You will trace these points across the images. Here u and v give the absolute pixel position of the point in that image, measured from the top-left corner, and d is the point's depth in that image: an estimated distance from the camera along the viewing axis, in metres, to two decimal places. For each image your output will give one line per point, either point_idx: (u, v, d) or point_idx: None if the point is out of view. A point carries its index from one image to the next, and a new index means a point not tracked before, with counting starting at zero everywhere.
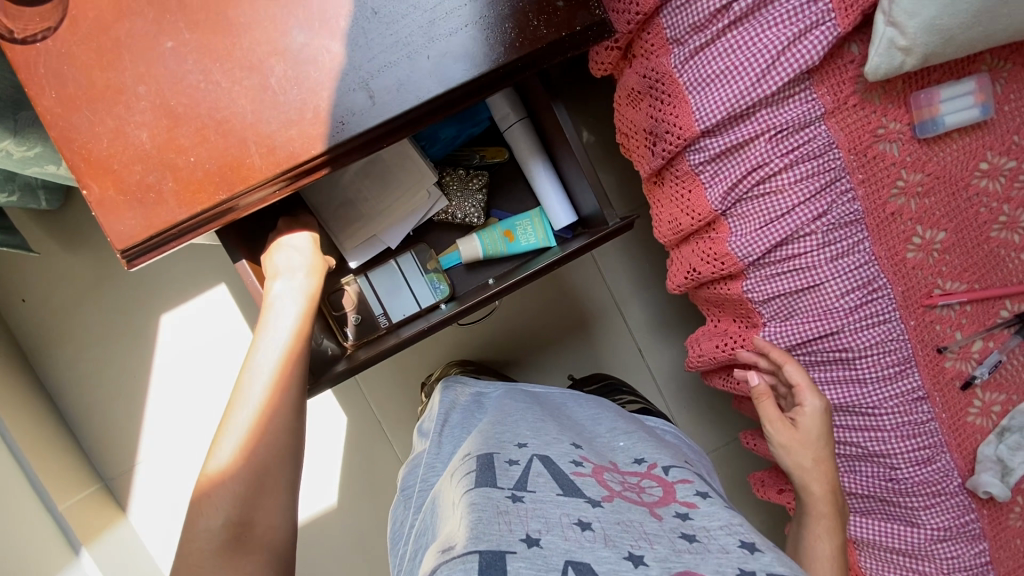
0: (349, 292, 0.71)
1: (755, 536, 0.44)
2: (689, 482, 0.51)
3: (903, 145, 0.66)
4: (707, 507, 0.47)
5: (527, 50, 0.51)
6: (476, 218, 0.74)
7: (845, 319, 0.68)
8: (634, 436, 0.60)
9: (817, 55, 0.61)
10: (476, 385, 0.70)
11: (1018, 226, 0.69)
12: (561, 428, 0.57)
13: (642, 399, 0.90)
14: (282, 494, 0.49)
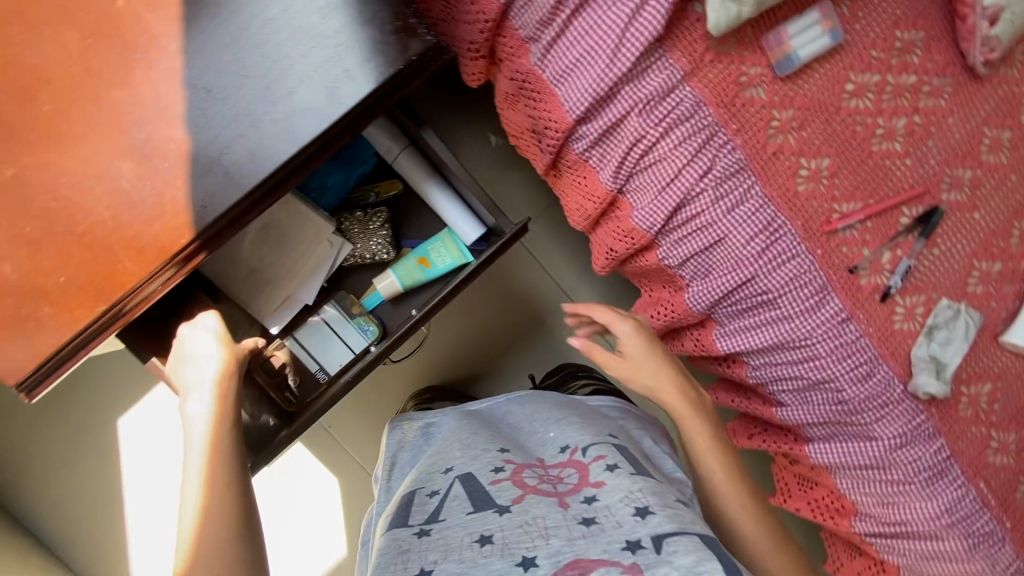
0: (280, 358, 0.70)
1: (652, 497, 0.51)
2: (604, 457, 0.57)
3: (768, 87, 0.67)
4: (613, 479, 0.53)
5: (367, 89, 0.51)
6: (385, 254, 0.75)
7: (757, 264, 0.70)
8: (564, 421, 0.65)
9: (660, 22, 0.61)
10: (424, 417, 0.71)
11: (896, 135, 0.72)
12: (489, 437, 0.63)
13: (597, 379, 0.94)
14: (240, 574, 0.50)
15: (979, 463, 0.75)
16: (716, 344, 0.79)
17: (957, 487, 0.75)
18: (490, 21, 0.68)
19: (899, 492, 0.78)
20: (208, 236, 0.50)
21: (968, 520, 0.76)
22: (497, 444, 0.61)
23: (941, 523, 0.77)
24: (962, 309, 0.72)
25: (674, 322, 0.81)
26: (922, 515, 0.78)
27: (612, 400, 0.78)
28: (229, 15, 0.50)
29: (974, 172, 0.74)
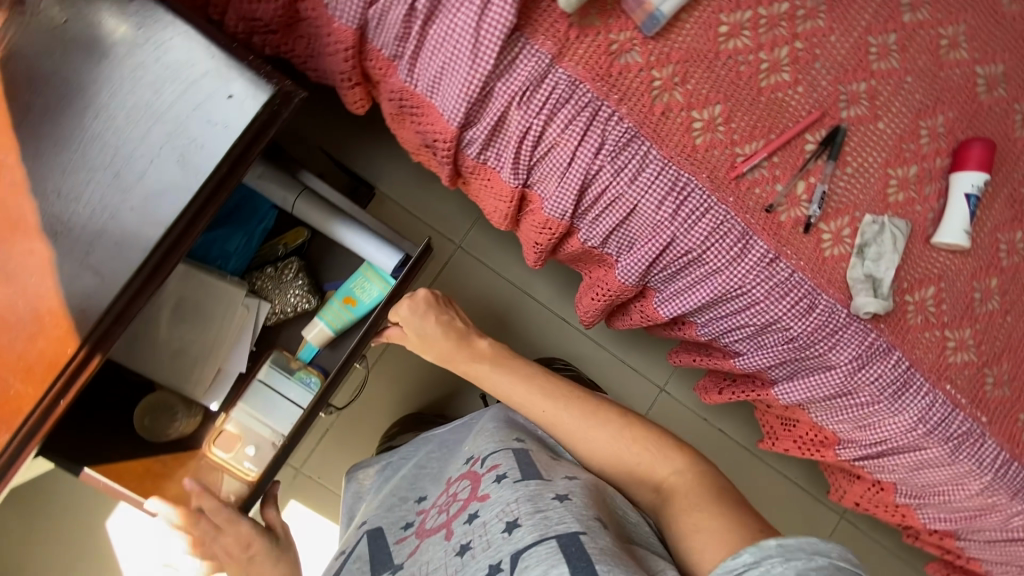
0: (230, 430, 0.71)
1: (523, 506, 0.60)
2: (496, 467, 0.66)
3: (641, 50, 0.66)
4: (499, 494, 0.62)
5: (222, 153, 0.50)
6: (305, 302, 0.75)
7: (673, 225, 0.70)
8: (478, 437, 0.75)
9: (511, 10, 0.59)
10: (375, 464, 0.82)
11: (782, 66, 0.70)
12: (411, 482, 0.75)
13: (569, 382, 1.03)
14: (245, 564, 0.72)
15: (942, 366, 0.75)
16: (659, 312, 0.80)
17: (924, 395, 0.75)
18: (350, 48, 0.67)
19: (869, 413, 0.78)
20: (96, 337, 0.49)
21: (943, 425, 0.76)
22: (415, 493, 0.73)
23: (917, 434, 0.77)
24: (886, 222, 0.72)
25: (613, 299, 0.82)
26: (898, 430, 0.77)
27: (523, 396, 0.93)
28: (62, 114, 0.49)
29: (869, 84, 0.73)
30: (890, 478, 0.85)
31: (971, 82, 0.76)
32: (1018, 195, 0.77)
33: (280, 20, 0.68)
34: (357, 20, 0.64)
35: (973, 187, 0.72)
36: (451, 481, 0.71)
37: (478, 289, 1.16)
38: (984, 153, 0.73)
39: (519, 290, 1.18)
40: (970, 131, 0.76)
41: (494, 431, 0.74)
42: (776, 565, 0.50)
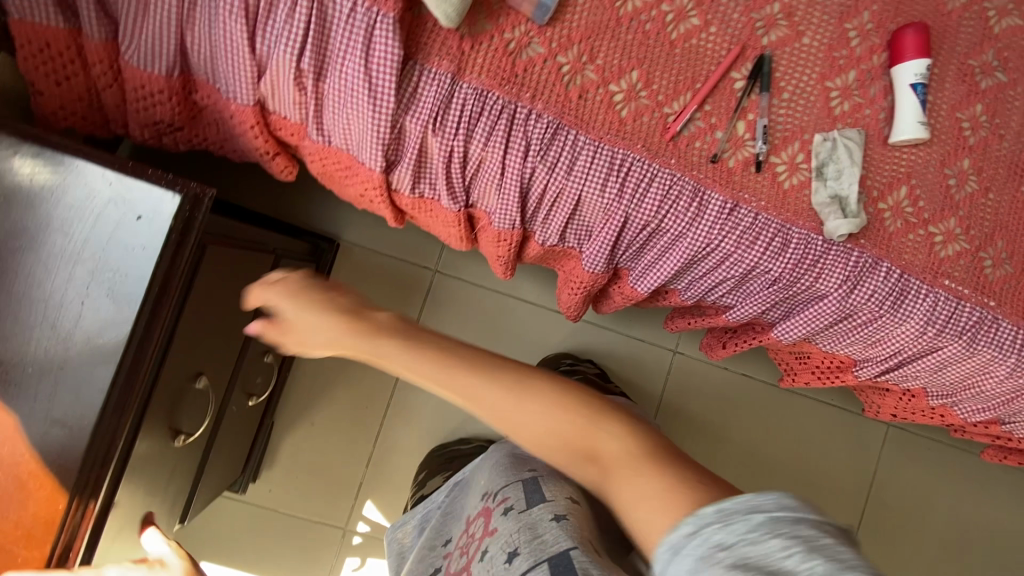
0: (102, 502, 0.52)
1: (523, 535, 0.60)
2: (505, 501, 0.67)
3: (540, 41, 0.64)
4: (503, 526, 0.63)
5: (148, 276, 0.50)
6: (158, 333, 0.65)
7: (623, 204, 0.68)
8: (495, 471, 0.74)
9: (396, 44, 0.58)
10: (412, 522, 0.84)
11: (688, 12, 0.68)
12: (440, 530, 0.76)
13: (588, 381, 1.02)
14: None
15: (936, 263, 0.72)
16: (637, 289, 0.78)
17: (925, 297, 0.72)
18: (255, 123, 0.67)
19: (876, 330, 0.75)
20: (83, 487, 0.50)
21: (953, 320, 0.73)
22: (442, 539, 0.74)
23: (929, 336, 0.74)
24: (837, 137, 0.69)
25: (589, 289, 0.80)
26: (909, 337, 0.75)
27: None
28: None
29: (782, 3, 0.70)
30: (918, 383, 0.83)
31: None
32: (967, 68, 0.74)
33: (181, 116, 0.68)
34: (252, 96, 0.63)
35: (917, 76, 0.69)
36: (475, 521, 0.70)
37: (466, 307, 1.16)
38: (920, 38, 0.69)
39: (505, 295, 1.17)
40: (901, 19, 0.72)
41: (509, 464, 0.74)
42: (717, 533, 0.44)
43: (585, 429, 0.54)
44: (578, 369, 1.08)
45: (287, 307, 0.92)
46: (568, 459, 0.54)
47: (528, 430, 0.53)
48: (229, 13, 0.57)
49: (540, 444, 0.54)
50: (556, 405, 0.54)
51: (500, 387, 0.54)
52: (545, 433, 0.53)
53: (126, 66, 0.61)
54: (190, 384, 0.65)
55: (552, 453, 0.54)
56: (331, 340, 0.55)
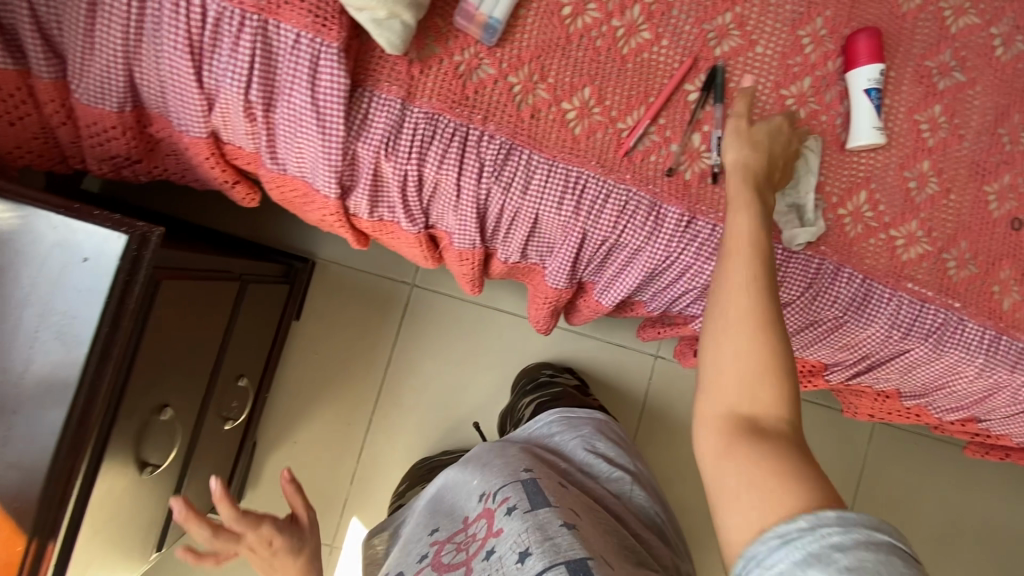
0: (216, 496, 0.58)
1: (533, 534, 0.63)
2: (507, 499, 0.69)
3: (490, 62, 0.64)
4: (508, 526, 0.65)
5: (96, 319, 0.50)
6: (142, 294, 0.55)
7: (580, 220, 0.68)
8: (487, 469, 0.76)
9: (341, 74, 0.58)
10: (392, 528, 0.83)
11: (638, 26, 0.67)
12: (427, 519, 0.74)
13: (568, 390, 1.03)
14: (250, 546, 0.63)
15: (898, 266, 0.72)
16: (602, 302, 0.79)
17: (889, 301, 0.72)
18: (211, 154, 0.67)
19: (842, 335, 0.75)
20: (42, 527, 0.51)
21: (919, 322, 0.73)
22: (429, 527, 0.73)
23: (896, 339, 0.74)
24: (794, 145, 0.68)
25: (556, 304, 0.81)
26: (876, 341, 0.75)
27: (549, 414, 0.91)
28: None
29: (733, 12, 0.69)
30: (891, 384, 0.83)
31: None
32: (924, 69, 0.73)
33: (138, 149, 0.68)
34: (204, 128, 0.63)
35: (871, 81, 0.69)
36: (470, 522, 0.71)
37: (445, 320, 1.16)
38: (873, 43, 0.69)
39: (484, 306, 1.17)
40: (855, 24, 0.72)
41: (503, 464, 0.76)
42: (837, 536, 0.41)
43: (776, 399, 0.50)
44: (556, 380, 1.07)
45: (259, 329, 0.93)
46: (725, 382, 0.51)
47: (745, 325, 0.52)
48: (174, 49, 0.57)
49: (721, 333, 0.53)
50: (781, 357, 0.51)
51: (756, 288, 0.53)
52: (735, 329, 0.52)
53: (78, 103, 0.62)
54: (155, 416, 0.65)
55: (732, 348, 0.52)
56: (732, 164, 0.63)
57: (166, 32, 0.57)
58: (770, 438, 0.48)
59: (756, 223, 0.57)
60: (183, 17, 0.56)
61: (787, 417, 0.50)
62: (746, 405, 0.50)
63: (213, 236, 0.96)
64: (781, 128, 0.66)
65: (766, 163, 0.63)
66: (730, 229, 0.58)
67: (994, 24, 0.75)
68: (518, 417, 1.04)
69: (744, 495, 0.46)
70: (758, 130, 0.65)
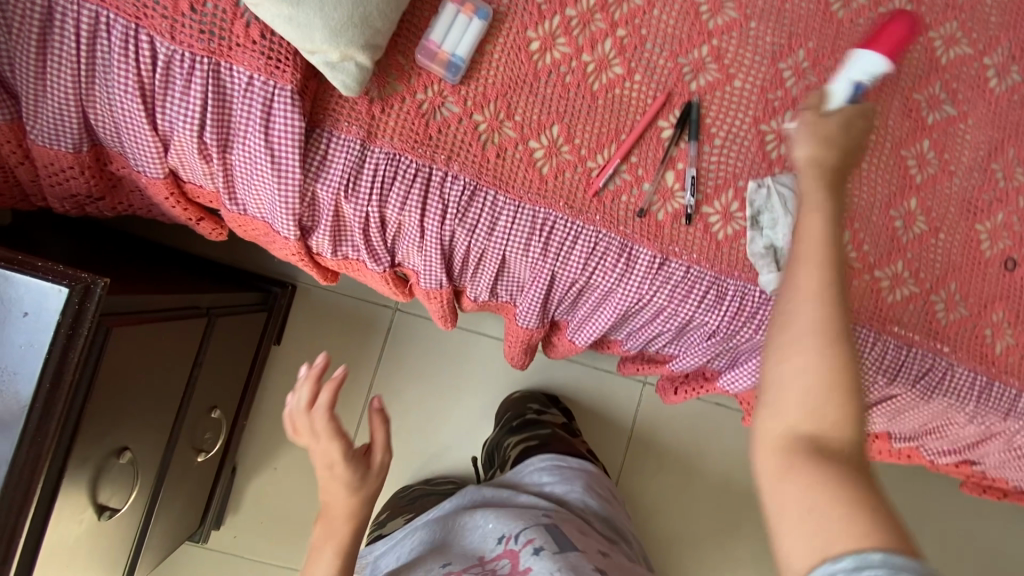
0: (334, 379, 0.62)
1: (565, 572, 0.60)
2: (533, 540, 0.65)
3: (454, 100, 0.62)
4: (539, 568, 0.61)
5: (39, 372, 0.49)
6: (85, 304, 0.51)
7: (547, 262, 0.67)
8: (500, 512, 0.72)
9: (295, 117, 0.57)
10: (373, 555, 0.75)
11: (610, 61, 0.65)
12: (435, 553, 0.69)
13: (554, 429, 1.01)
14: (319, 454, 0.62)
15: (885, 308, 0.69)
16: (575, 340, 0.77)
17: (873, 347, 0.69)
18: (171, 193, 0.66)
19: None
20: None
21: (904, 368, 0.70)
22: (441, 560, 0.67)
23: (880, 385, 0.72)
24: (771, 184, 0.66)
25: (528, 340, 0.79)
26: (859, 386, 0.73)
27: (544, 460, 0.89)
28: None
29: (710, 45, 0.67)
30: (878, 428, 0.80)
31: (822, 4, 0.68)
32: (913, 101, 0.70)
33: (99, 186, 0.68)
34: (162, 169, 0.62)
35: (865, 74, 0.61)
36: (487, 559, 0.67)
37: (427, 345, 1.14)
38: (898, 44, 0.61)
39: (468, 332, 1.15)
40: (838, 56, 0.68)
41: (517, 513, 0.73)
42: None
43: (842, 413, 0.44)
44: (545, 420, 1.04)
45: (233, 359, 0.92)
46: (785, 398, 0.45)
47: (813, 339, 0.46)
48: (125, 92, 0.56)
49: (787, 346, 0.46)
50: (851, 376, 0.45)
51: (831, 298, 0.47)
52: (805, 344, 0.46)
53: (34, 144, 0.61)
54: (113, 459, 0.64)
55: (794, 362, 0.46)
56: (808, 158, 0.56)
57: (116, 75, 0.55)
58: (835, 456, 0.43)
59: (832, 229, 0.50)
60: (133, 60, 0.55)
61: (853, 440, 0.44)
62: (809, 424, 0.44)
63: (190, 265, 0.95)
64: (857, 120, 0.58)
65: (844, 160, 0.56)
66: (803, 231, 0.50)
67: (988, 54, 0.70)
68: (502, 453, 1.02)
69: (807, 518, 0.41)
70: (835, 120, 0.57)
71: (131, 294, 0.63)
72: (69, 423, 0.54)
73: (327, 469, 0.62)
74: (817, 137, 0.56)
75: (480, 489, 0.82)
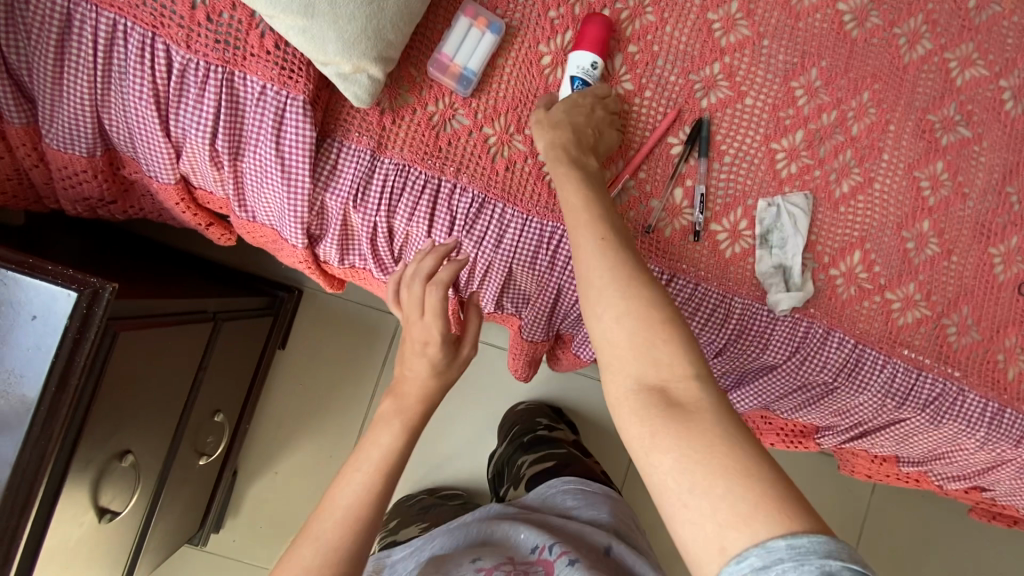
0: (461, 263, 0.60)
1: None
2: (567, 553, 0.63)
3: (464, 113, 0.62)
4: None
5: (46, 375, 0.49)
6: (97, 310, 0.51)
7: (554, 276, 0.67)
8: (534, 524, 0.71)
9: (307, 126, 0.57)
10: (399, 551, 0.74)
11: (621, 77, 0.65)
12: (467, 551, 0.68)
13: (566, 447, 1.01)
14: (424, 332, 0.59)
15: (895, 331, 0.68)
16: (580, 355, 0.77)
17: (882, 369, 0.68)
18: (181, 199, 0.67)
19: (832, 400, 0.72)
20: None
21: (914, 393, 0.69)
22: (472, 556, 0.66)
23: (890, 408, 0.70)
24: (781, 203, 0.66)
25: (533, 353, 0.79)
26: (868, 408, 0.71)
27: (574, 482, 0.86)
28: None
29: (722, 62, 0.67)
30: (886, 451, 0.79)
31: (836, 23, 0.68)
32: (927, 123, 0.69)
33: (111, 190, 0.69)
34: (173, 175, 0.63)
35: (581, 70, 0.62)
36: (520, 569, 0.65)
37: None
38: (604, 34, 0.62)
39: None
40: (852, 76, 0.68)
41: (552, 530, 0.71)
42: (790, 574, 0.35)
43: (676, 355, 0.46)
44: (556, 437, 1.03)
45: (238, 364, 0.92)
46: (613, 356, 0.47)
47: (613, 285, 0.48)
48: (140, 99, 0.57)
49: (594, 301, 0.49)
50: (659, 307, 0.47)
51: (608, 250, 0.50)
52: (608, 292, 0.48)
53: (49, 148, 0.62)
54: (116, 461, 0.64)
55: (611, 312, 0.48)
56: (550, 146, 0.58)
57: (132, 82, 0.56)
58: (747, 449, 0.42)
59: (585, 189, 0.54)
60: (148, 68, 0.55)
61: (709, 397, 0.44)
62: (655, 379, 0.45)
63: (199, 268, 0.96)
64: (586, 96, 0.61)
65: (579, 137, 0.58)
66: (566, 203, 0.54)
67: (1005, 76, 0.70)
68: (516, 471, 1.00)
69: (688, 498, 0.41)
70: (555, 109, 0.60)
71: (141, 301, 0.64)
72: (74, 426, 0.54)
73: (426, 341, 0.59)
74: (556, 124, 0.59)
75: (512, 506, 0.81)
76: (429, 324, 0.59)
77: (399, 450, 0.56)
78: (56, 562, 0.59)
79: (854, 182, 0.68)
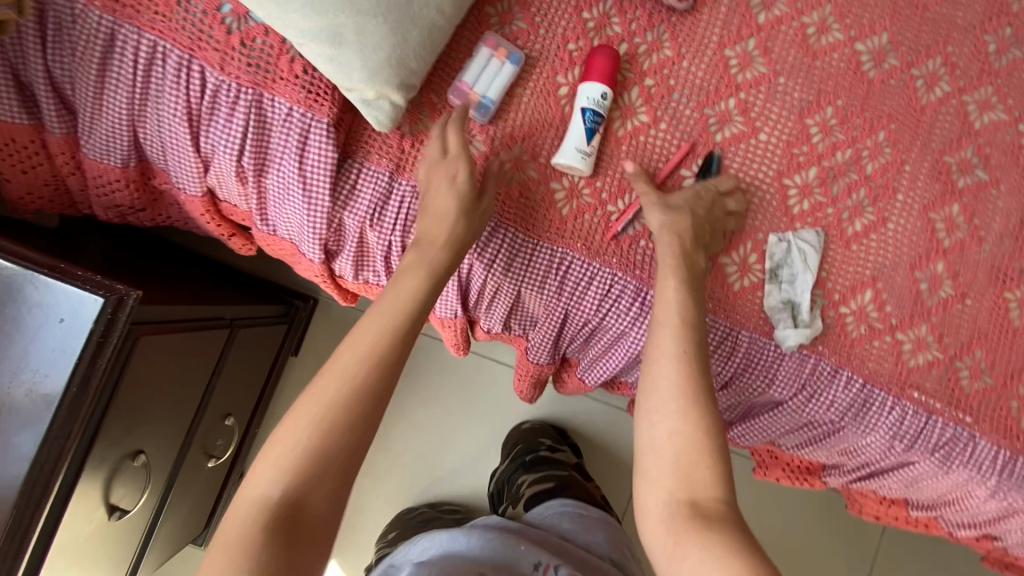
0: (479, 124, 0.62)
1: None
2: None
3: (481, 139, 0.64)
4: None
5: (67, 378, 0.52)
6: (120, 317, 0.54)
7: (562, 301, 0.67)
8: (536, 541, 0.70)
9: (329, 147, 0.59)
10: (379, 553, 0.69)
11: (636, 109, 0.67)
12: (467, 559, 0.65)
13: (567, 469, 1.00)
14: (449, 171, 0.59)
15: (904, 373, 0.67)
16: (585, 380, 0.77)
17: (891, 411, 0.67)
18: (207, 210, 0.70)
19: (838, 438, 0.71)
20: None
21: (923, 436, 0.68)
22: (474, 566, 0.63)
23: (898, 450, 0.69)
24: (792, 239, 0.66)
25: (539, 375, 0.79)
26: (876, 449, 0.70)
27: (570, 504, 0.86)
28: None
29: (737, 98, 0.68)
30: (895, 493, 0.77)
31: (853, 62, 0.68)
32: (943, 164, 0.69)
33: (142, 199, 0.72)
34: (201, 187, 0.66)
35: (591, 100, 0.63)
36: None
37: (441, 366, 1.15)
38: (612, 65, 0.63)
39: (481, 357, 1.16)
40: (868, 115, 0.68)
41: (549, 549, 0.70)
42: None
43: (712, 480, 0.51)
44: (558, 458, 1.03)
45: (251, 369, 0.94)
46: (655, 459, 0.53)
47: (679, 402, 0.54)
48: (174, 115, 0.60)
49: (654, 410, 0.54)
50: (714, 436, 0.53)
51: (687, 363, 0.55)
52: (668, 406, 0.54)
53: (86, 157, 0.65)
54: (129, 461, 0.66)
55: (666, 426, 0.53)
56: (658, 232, 0.61)
57: (167, 100, 0.59)
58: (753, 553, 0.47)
59: (685, 291, 0.58)
60: (184, 87, 0.58)
61: (725, 505, 0.50)
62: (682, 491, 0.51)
63: (220, 274, 0.99)
64: (702, 193, 0.64)
65: (696, 228, 0.62)
66: (660, 298, 0.58)
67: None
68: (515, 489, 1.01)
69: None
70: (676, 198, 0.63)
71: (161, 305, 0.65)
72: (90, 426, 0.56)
73: (451, 179, 0.59)
74: (671, 213, 0.62)
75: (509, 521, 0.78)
76: (457, 161, 0.59)
77: (426, 294, 0.55)
78: (65, 557, 0.61)
79: (867, 221, 0.68)
